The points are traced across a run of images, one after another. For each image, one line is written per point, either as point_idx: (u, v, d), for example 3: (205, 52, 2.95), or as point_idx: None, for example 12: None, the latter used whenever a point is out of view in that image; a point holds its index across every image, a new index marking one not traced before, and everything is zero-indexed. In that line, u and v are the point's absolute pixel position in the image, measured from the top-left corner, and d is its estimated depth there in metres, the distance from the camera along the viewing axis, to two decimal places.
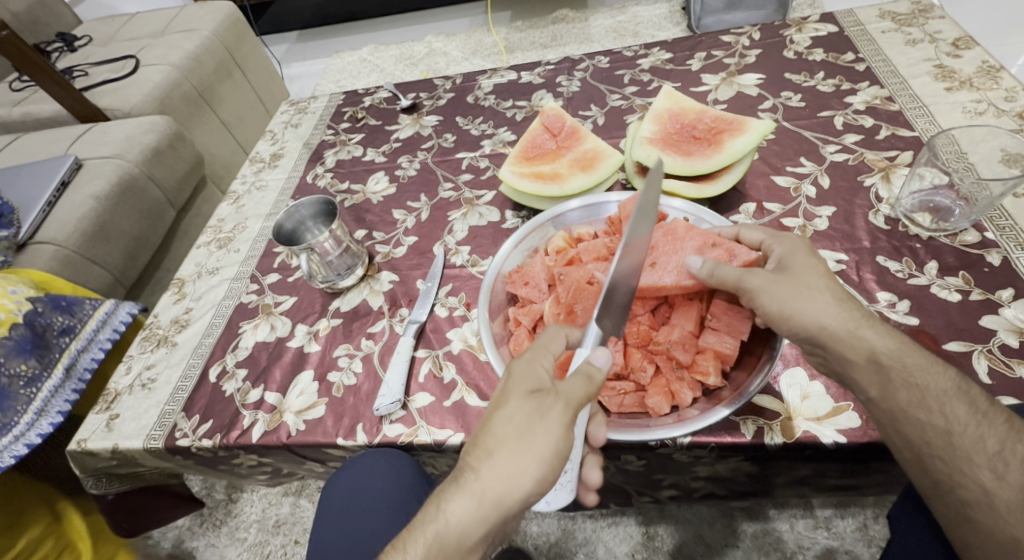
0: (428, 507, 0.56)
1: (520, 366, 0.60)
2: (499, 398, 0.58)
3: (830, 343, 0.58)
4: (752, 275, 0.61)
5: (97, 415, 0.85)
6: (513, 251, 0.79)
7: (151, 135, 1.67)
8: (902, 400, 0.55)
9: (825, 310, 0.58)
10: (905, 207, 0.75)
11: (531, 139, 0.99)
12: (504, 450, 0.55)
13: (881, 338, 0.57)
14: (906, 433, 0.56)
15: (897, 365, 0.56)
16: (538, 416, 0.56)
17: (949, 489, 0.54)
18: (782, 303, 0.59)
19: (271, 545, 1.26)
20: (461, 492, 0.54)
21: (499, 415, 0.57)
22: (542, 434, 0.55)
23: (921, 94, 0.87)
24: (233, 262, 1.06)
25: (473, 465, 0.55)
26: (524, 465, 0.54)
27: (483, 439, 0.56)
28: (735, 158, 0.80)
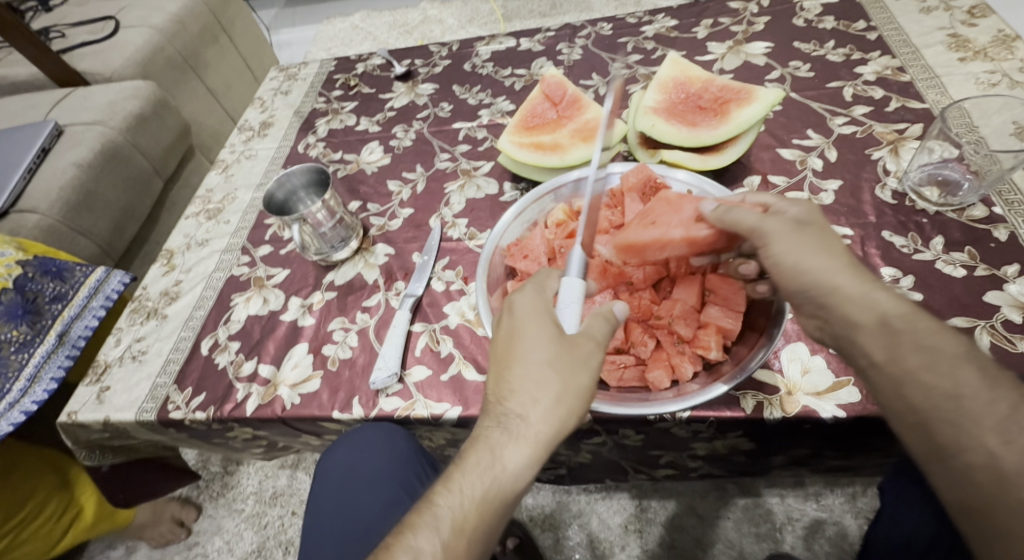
0: (470, 455, 0.56)
1: (538, 308, 0.58)
2: (523, 341, 0.57)
3: (840, 302, 0.56)
4: (770, 223, 0.58)
5: (87, 388, 0.84)
6: (513, 223, 0.77)
7: (134, 101, 1.61)
8: (911, 363, 0.54)
9: (836, 269, 0.57)
10: (913, 180, 0.74)
11: (531, 108, 0.96)
12: (549, 393, 0.55)
13: (892, 301, 0.56)
14: (911, 396, 0.54)
15: (906, 329, 0.54)
16: (576, 356, 0.56)
17: (952, 454, 0.52)
18: (795, 256, 0.57)
19: (268, 516, 1.26)
20: (508, 436, 0.55)
21: (532, 360, 0.56)
22: (582, 373, 0.55)
23: (933, 64, 0.85)
24: (223, 233, 1.04)
25: (518, 414, 0.55)
26: (569, 405, 0.55)
27: (521, 385, 0.56)
28: (741, 129, 0.78)
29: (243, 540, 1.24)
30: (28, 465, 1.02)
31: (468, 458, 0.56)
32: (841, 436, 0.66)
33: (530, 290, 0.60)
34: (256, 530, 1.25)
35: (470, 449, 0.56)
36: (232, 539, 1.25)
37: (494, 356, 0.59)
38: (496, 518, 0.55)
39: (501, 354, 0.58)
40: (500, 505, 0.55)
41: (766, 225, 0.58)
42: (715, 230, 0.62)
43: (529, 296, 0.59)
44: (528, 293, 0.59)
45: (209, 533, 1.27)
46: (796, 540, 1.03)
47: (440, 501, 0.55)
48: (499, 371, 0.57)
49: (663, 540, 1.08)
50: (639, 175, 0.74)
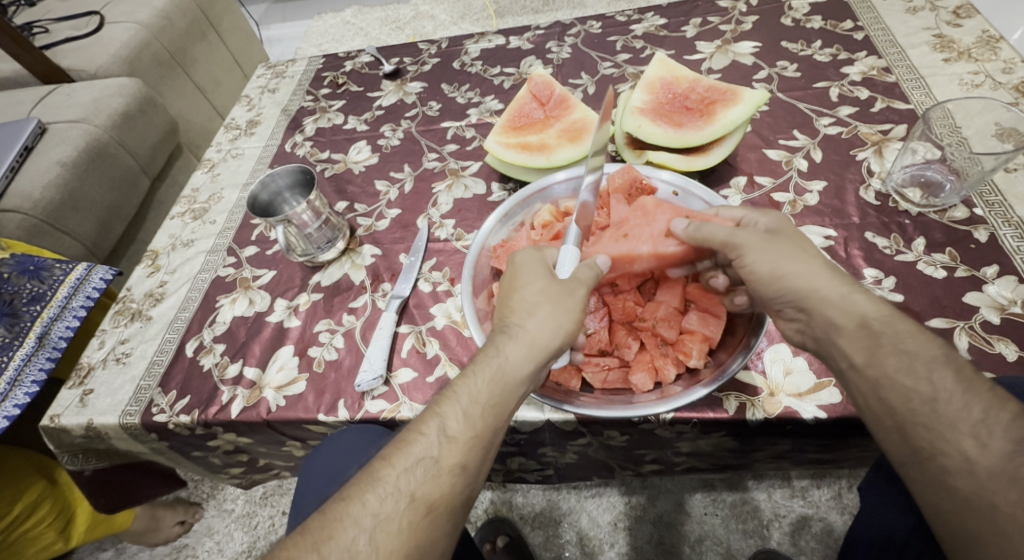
0: (472, 364, 0.59)
1: (539, 252, 0.64)
2: (525, 274, 0.62)
3: (820, 305, 0.58)
4: (743, 234, 0.61)
5: (70, 391, 0.83)
6: (497, 226, 0.77)
7: (119, 98, 1.59)
8: (889, 367, 0.55)
9: (816, 272, 0.59)
10: (896, 181, 0.74)
11: (518, 108, 0.96)
12: (544, 307, 0.59)
13: (873, 304, 0.58)
14: (890, 399, 0.55)
15: (887, 332, 0.56)
16: (568, 280, 0.60)
17: (929, 456, 0.52)
18: (773, 261, 0.59)
19: (259, 516, 1.26)
20: (507, 343, 0.58)
21: (532, 282, 0.61)
22: (573, 291, 0.60)
23: (919, 64, 0.85)
24: (209, 234, 1.03)
25: (517, 322, 0.59)
26: (561, 318, 0.59)
27: (521, 303, 0.60)
28: (727, 130, 0.77)
29: (234, 540, 1.24)
30: (17, 465, 1.02)
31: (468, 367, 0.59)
32: (824, 436, 0.66)
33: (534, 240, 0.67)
34: (246, 530, 1.25)
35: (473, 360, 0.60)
36: (222, 540, 1.25)
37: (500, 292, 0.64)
38: (499, 412, 0.58)
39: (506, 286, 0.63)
40: (506, 394, 0.57)
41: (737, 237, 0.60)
42: (685, 245, 0.63)
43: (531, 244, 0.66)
44: (527, 246, 0.65)
45: (199, 533, 1.26)
46: (783, 537, 1.04)
47: (446, 400, 0.57)
48: (502, 301, 0.63)
49: (652, 538, 1.08)
50: (625, 175, 0.73)
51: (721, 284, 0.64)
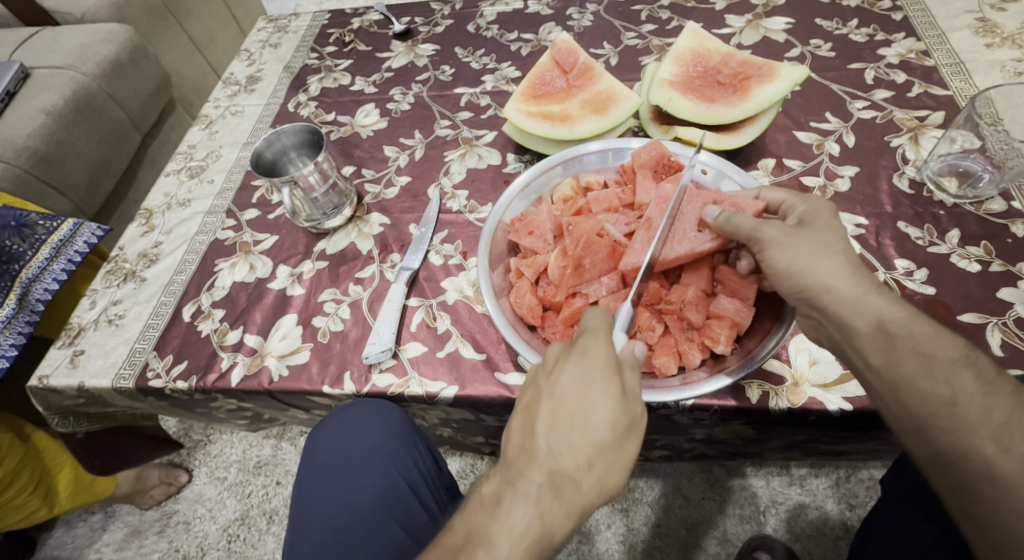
0: (512, 514, 0.48)
1: (604, 365, 0.50)
2: (586, 401, 0.49)
3: (834, 305, 0.54)
4: (768, 226, 0.57)
5: (60, 350, 0.79)
6: (518, 196, 0.73)
7: (108, 46, 1.51)
8: (906, 369, 0.52)
9: (836, 272, 0.54)
10: (932, 170, 0.71)
11: (539, 75, 0.92)
12: (602, 462, 0.49)
13: (889, 304, 0.53)
14: (909, 403, 0.52)
15: (903, 333, 0.52)
16: (627, 422, 0.50)
17: (951, 461, 0.50)
18: (790, 257, 0.55)
19: (252, 485, 1.24)
20: (557, 503, 0.48)
21: (596, 424, 0.49)
22: (632, 440, 0.51)
23: (959, 49, 0.83)
24: (207, 194, 0.98)
25: (571, 476, 0.48)
26: (616, 476, 0.50)
27: (581, 448, 0.48)
28: (762, 107, 0.74)
29: (226, 508, 1.22)
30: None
31: (504, 513, 0.48)
32: (846, 427, 0.64)
33: (602, 334, 0.52)
34: (239, 499, 1.23)
35: (510, 500, 0.48)
36: (214, 507, 1.23)
37: (548, 396, 0.51)
38: None
39: (561, 401, 0.50)
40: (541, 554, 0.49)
41: (762, 230, 0.57)
42: (719, 240, 0.62)
43: (600, 345, 0.51)
44: (597, 343, 0.51)
45: (190, 500, 1.24)
46: (779, 523, 1.04)
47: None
48: (551, 420, 0.49)
49: (648, 520, 1.08)
50: (652, 151, 0.70)
51: (745, 268, 0.62)
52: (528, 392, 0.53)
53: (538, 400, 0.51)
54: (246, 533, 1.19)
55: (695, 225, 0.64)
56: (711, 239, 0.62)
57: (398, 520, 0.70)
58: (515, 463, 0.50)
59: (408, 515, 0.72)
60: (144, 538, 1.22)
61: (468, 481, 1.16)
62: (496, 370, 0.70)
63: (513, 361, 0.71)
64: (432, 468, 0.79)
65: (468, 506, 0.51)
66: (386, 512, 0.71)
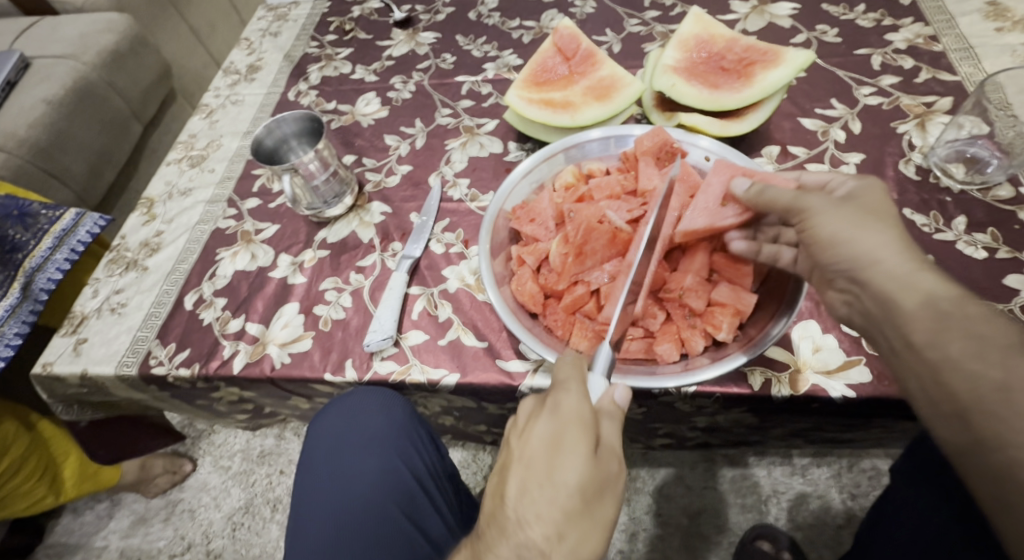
0: None
1: (581, 423, 0.50)
2: (562, 460, 0.48)
3: (877, 279, 0.50)
4: (810, 197, 0.56)
5: (63, 339, 0.79)
6: (520, 183, 0.73)
7: (109, 36, 1.51)
8: (952, 350, 0.46)
9: (886, 242, 0.51)
10: (939, 156, 0.70)
11: (541, 62, 0.91)
12: (574, 526, 0.47)
13: (941, 283, 0.48)
14: (950, 383, 0.45)
15: (956, 312, 0.47)
16: (602, 487, 0.49)
17: (993, 447, 0.43)
18: (837, 227, 0.53)
19: (256, 474, 1.24)
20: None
21: (567, 484, 0.47)
22: (606, 500, 0.49)
23: (968, 34, 0.81)
24: (208, 183, 0.98)
25: (543, 548, 0.46)
26: (590, 544, 0.48)
27: (550, 514, 0.47)
28: (767, 93, 0.73)
29: (230, 497, 1.23)
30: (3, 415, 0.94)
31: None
32: (850, 414, 0.64)
33: (575, 389, 0.51)
34: (243, 487, 1.24)
35: None
36: (218, 495, 1.24)
37: (518, 459, 0.50)
38: None
39: (531, 465, 0.49)
40: None
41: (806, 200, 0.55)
42: (744, 215, 0.61)
43: (573, 399, 0.51)
44: (572, 398, 0.51)
45: (195, 489, 1.25)
46: (781, 512, 1.04)
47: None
48: (522, 486, 0.48)
49: (650, 509, 1.08)
50: (655, 138, 0.69)
51: (739, 249, 0.62)
52: (500, 454, 0.52)
53: (510, 461, 0.50)
54: (250, 521, 1.20)
55: (718, 200, 0.63)
56: (735, 214, 0.61)
57: (402, 509, 0.71)
58: (486, 535, 0.48)
59: (412, 504, 0.72)
60: (149, 526, 1.23)
61: (470, 471, 1.17)
62: (497, 357, 0.70)
63: (515, 349, 0.71)
64: (435, 457, 0.79)
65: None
66: (390, 501, 0.71)
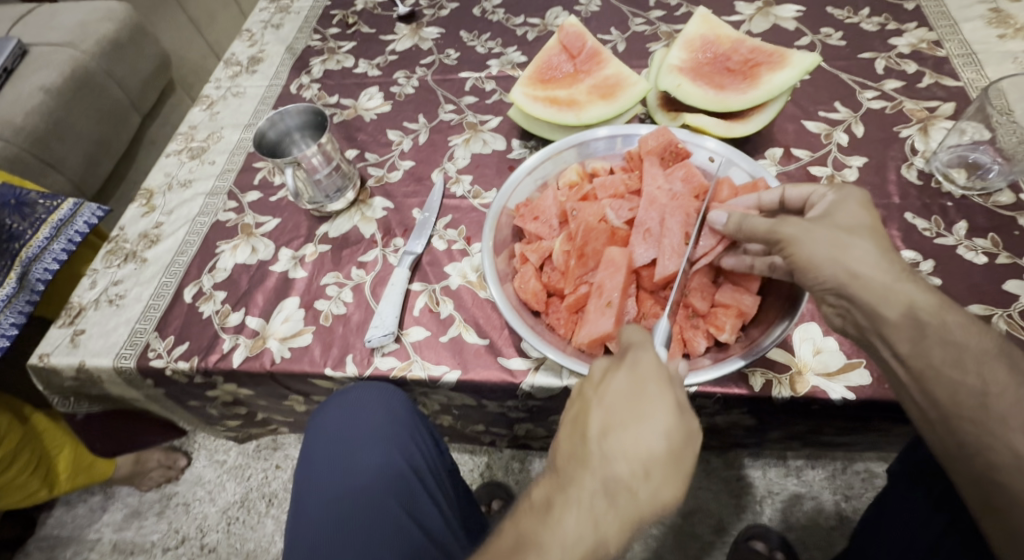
0: (564, 518, 0.45)
1: (661, 373, 0.49)
2: (645, 405, 0.48)
3: (862, 294, 0.51)
4: (786, 225, 0.54)
5: (60, 330, 0.79)
6: (525, 179, 0.72)
7: (107, 24, 1.50)
8: (934, 358, 0.49)
9: (865, 260, 0.51)
10: (941, 161, 0.71)
11: (546, 60, 0.91)
12: (660, 470, 0.46)
13: (921, 291, 0.50)
14: (935, 392, 0.49)
15: (933, 323, 0.49)
16: (688, 435, 0.48)
17: (975, 452, 0.48)
18: (814, 251, 0.52)
19: (252, 468, 1.24)
20: (611, 511, 0.45)
21: (653, 429, 0.47)
22: (692, 454, 0.48)
23: (972, 40, 0.82)
24: (208, 175, 0.97)
25: (630, 484, 0.46)
26: (673, 489, 0.47)
27: (637, 454, 0.46)
28: (772, 95, 0.74)
29: (226, 491, 1.23)
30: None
31: (556, 518, 0.45)
32: (849, 417, 0.64)
33: (651, 346, 0.51)
34: (239, 481, 1.23)
35: (563, 506, 0.46)
36: (214, 489, 1.23)
37: (597, 405, 0.50)
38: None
39: (613, 409, 0.49)
40: None
41: (781, 231, 0.54)
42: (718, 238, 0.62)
43: (649, 354, 0.50)
44: (648, 351, 0.51)
45: (190, 482, 1.25)
46: (774, 512, 1.05)
47: None
48: (604, 425, 0.48)
49: None
50: (660, 138, 0.69)
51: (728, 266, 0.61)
52: (575, 404, 0.52)
53: (589, 408, 0.50)
54: (245, 515, 1.20)
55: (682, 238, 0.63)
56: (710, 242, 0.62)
57: (402, 504, 0.70)
58: (567, 472, 0.48)
59: (412, 499, 0.71)
60: (143, 519, 1.22)
61: (467, 467, 1.17)
62: (498, 355, 0.70)
63: (516, 347, 0.71)
64: (434, 454, 0.79)
65: (518, 513, 0.48)
66: (390, 495, 0.70)
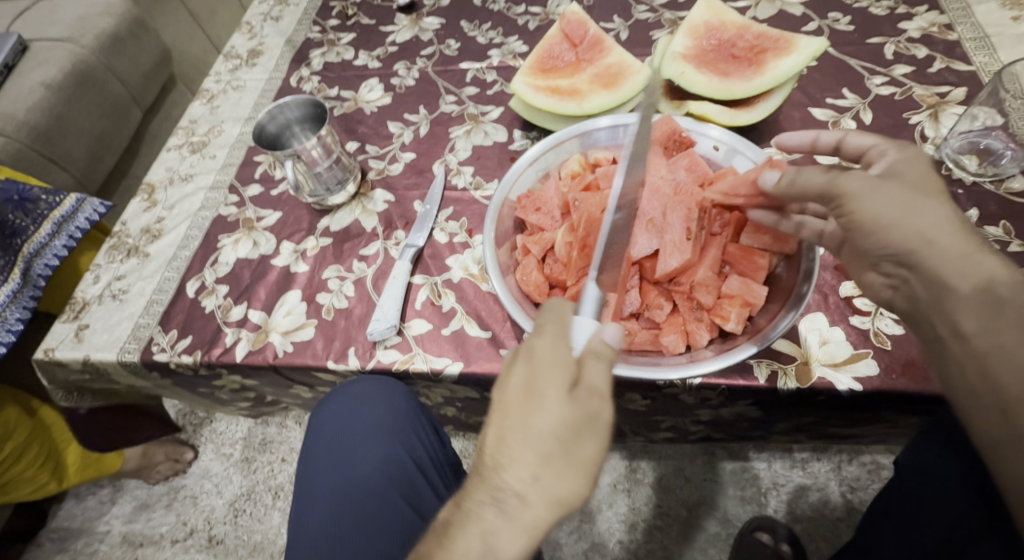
0: (455, 539, 0.44)
1: (555, 360, 0.47)
2: (534, 400, 0.46)
3: (929, 261, 0.49)
4: (847, 178, 0.52)
5: (64, 325, 0.79)
6: (526, 169, 0.72)
7: (107, 19, 1.49)
8: (1006, 339, 0.45)
9: (936, 224, 0.49)
10: (952, 148, 0.69)
11: (547, 49, 0.90)
12: (549, 469, 0.44)
13: (999, 266, 0.47)
14: (998, 375, 0.45)
15: (1012, 299, 0.46)
16: (583, 426, 0.45)
17: None
18: (881, 209, 0.50)
19: (257, 461, 1.25)
20: (502, 521, 0.44)
21: (538, 426, 0.45)
22: (588, 444, 0.45)
23: (984, 23, 0.80)
24: (209, 169, 0.97)
25: (517, 492, 0.44)
26: (573, 488, 0.45)
27: (524, 456, 0.44)
28: (779, 82, 0.72)
29: (232, 484, 1.23)
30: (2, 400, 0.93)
31: (453, 539, 0.44)
32: (856, 408, 0.63)
33: (549, 333, 0.49)
34: (245, 474, 1.24)
35: (459, 523, 0.44)
36: (220, 482, 1.24)
37: (496, 405, 0.48)
38: None
39: (505, 409, 0.47)
40: None
41: (841, 183, 0.52)
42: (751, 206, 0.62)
43: (545, 342, 0.48)
44: (545, 340, 0.48)
45: (197, 475, 1.25)
46: (780, 504, 1.05)
47: None
48: (499, 430, 0.46)
49: (650, 501, 1.08)
50: (662, 128, 0.68)
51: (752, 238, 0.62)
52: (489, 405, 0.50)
53: (489, 411, 0.48)
54: (252, 508, 1.21)
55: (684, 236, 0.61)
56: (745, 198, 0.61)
57: (406, 498, 0.70)
58: (468, 484, 0.46)
59: (415, 494, 0.71)
60: (151, 512, 1.23)
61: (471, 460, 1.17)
62: (501, 347, 0.70)
63: (519, 340, 0.70)
64: (437, 448, 0.79)
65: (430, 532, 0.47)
66: (393, 490, 0.70)
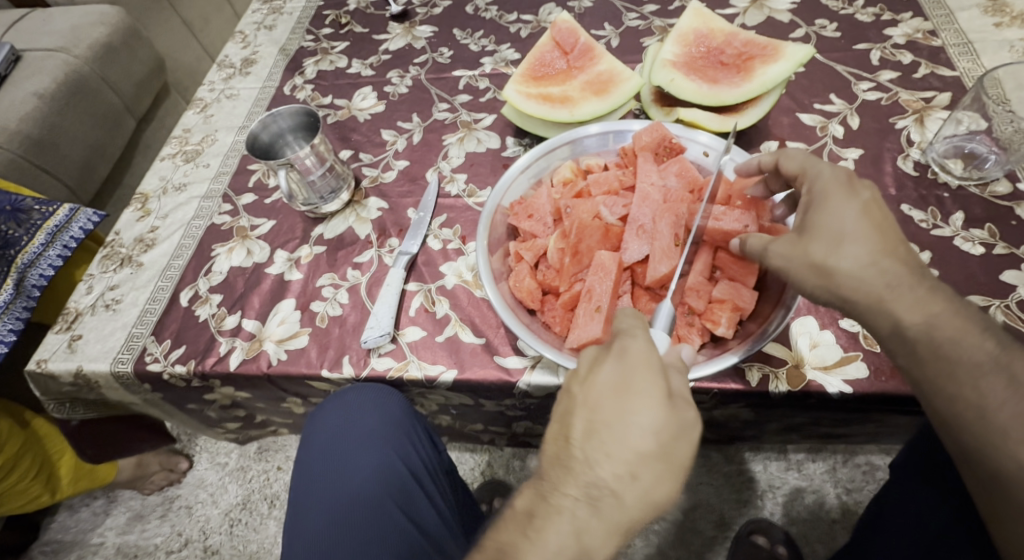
0: (546, 531, 0.44)
1: (648, 364, 0.48)
2: (629, 402, 0.47)
3: (862, 315, 0.51)
4: (771, 249, 0.54)
5: (57, 336, 0.78)
6: (519, 176, 0.72)
7: (101, 28, 1.50)
8: (929, 372, 0.49)
9: (858, 282, 0.50)
10: (938, 152, 0.70)
11: (539, 57, 0.91)
12: (644, 468, 0.46)
13: (905, 310, 0.49)
14: (937, 402, 0.48)
15: (922, 340, 0.49)
16: (678, 428, 0.47)
17: (977, 460, 0.46)
18: (802, 280, 0.52)
19: (253, 470, 1.24)
20: (595, 518, 0.45)
21: (639, 427, 0.46)
22: (683, 446, 0.47)
23: (967, 29, 0.81)
24: (203, 178, 0.97)
25: (614, 489, 0.45)
26: (663, 488, 0.47)
27: (622, 455, 0.46)
28: (766, 88, 0.73)
29: (227, 493, 1.23)
30: None
31: (540, 529, 0.44)
32: (846, 409, 0.64)
33: (639, 334, 0.50)
34: (240, 484, 1.23)
35: (545, 515, 0.45)
36: (216, 492, 1.23)
37: (584, 403, 0.49)
38: None
39: (597, 408, 0.48)
40: None
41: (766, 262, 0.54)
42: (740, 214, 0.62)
43: (637, 343, 0.49)
44: (635, 343, 0.49)
45: (192, 485, 1.25)
46: (776, 506, 1.05)
47: None
48: (589, 427, 0.47)
49: None
50: (654, 134, 0.69)
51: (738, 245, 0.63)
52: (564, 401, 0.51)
53: (573, 409, 0.49)
54: (248, 517, 1.20)
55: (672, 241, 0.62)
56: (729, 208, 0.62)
57: (401, 506, 0.70)
58: (550, 477, 0.47)
59: (410, 501, 0.71)
60: (146, 523, 1.22)
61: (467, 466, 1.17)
62: (495, 353, 0.70)
63: (513, 346, 0.70)
64: (431, 454, 0.79)
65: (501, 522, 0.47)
66: (388, 498, 0.70)
